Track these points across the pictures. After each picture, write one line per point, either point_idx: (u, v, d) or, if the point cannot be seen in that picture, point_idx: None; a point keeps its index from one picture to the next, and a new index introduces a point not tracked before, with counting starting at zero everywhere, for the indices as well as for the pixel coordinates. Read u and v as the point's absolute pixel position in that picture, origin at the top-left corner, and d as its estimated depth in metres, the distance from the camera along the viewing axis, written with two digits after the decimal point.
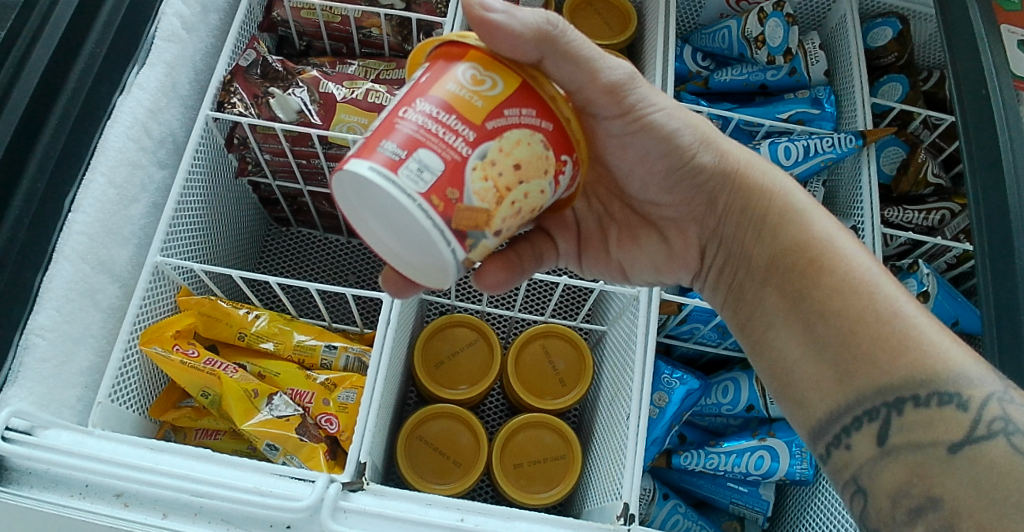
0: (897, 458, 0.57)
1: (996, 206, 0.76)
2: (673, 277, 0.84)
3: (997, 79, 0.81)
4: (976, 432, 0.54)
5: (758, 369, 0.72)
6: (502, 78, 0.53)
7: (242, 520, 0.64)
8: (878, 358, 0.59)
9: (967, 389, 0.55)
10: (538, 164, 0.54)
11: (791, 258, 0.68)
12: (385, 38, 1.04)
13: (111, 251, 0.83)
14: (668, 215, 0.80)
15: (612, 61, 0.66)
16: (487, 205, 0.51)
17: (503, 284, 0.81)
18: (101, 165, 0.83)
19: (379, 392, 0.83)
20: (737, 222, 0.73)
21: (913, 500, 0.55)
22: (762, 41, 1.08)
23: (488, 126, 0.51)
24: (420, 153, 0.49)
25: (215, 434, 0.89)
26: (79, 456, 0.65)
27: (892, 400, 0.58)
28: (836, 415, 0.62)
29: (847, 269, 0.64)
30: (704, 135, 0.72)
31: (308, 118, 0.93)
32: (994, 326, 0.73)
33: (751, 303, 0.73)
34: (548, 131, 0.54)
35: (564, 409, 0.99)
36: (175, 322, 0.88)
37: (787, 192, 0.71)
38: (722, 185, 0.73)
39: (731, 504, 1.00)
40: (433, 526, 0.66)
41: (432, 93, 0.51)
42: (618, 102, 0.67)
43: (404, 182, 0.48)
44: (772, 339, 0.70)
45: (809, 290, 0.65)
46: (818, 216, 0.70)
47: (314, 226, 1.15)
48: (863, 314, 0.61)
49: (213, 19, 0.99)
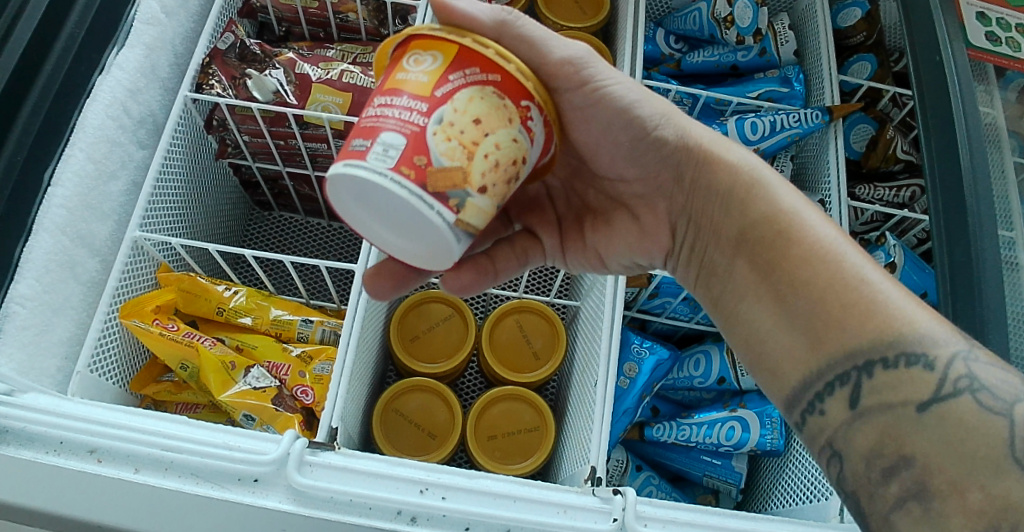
0: (868, 419, 0.53)
1: (953, 168, 0.78)
2: (647, 258, 0.78)
3: (950, 46, 0.84)
4: (942, 391, 0.51)
5: (733, 344, 0.67)
6: (442, 47, 0.53)
7: (210, 475, 0.65)
8: (845, 321, 0.56)
9: (933, 348, 0.52)
10: (498, 116, 0.53)
11: (759, 231, 0.64)
12: (362, 23, 1.06)
13: (91, 225, 0.86)
14: (637, 193, 0.76)
15: (562, 41, 0.63)
16: (459, 163, 0.51)
17: (471, 288, 0.79)
18: (80, 142, 0.85)
19: (351, 361, 0.85)
20: (704, 198, 0.69)
21: (887, 459, 0.52)
22: (732, 21, 1.11)
23: (438, 95, 0.52)
24: (382, 136, 0.50)
25: (194, 408, 0.91)
26: (53, 413, 0.66)
27: (861, 363, 0.54)
28: (808, 382, 0.58)
29: (815, 239, 0.60)
30: (664, 109, 0.69)
31: (284, 98, 0.96)
32: (948, 281, 0.75)
33: (722, 278, 0.69)
34: (499, 82, 0.53)
35: (538, 383, 1.02)
36: (154, 298, 0.90)
37: (750, 165, 0.67)
38: (687, 160, 0.69)
39: (705, 477, 1.02)
40: (397, 479, 0.67)
41: (386, 88, 0.53)
42: (573, 84, 0.64)
43: (373, 163, 0.50)
44: (744, 312, 0.65)
45: (779, 260, 0.61)
46: (784, 187, 0.65)
47: (295, 209, 1.18)
48: (832, 282, 0.57)
49: (192, 6, 1.02)
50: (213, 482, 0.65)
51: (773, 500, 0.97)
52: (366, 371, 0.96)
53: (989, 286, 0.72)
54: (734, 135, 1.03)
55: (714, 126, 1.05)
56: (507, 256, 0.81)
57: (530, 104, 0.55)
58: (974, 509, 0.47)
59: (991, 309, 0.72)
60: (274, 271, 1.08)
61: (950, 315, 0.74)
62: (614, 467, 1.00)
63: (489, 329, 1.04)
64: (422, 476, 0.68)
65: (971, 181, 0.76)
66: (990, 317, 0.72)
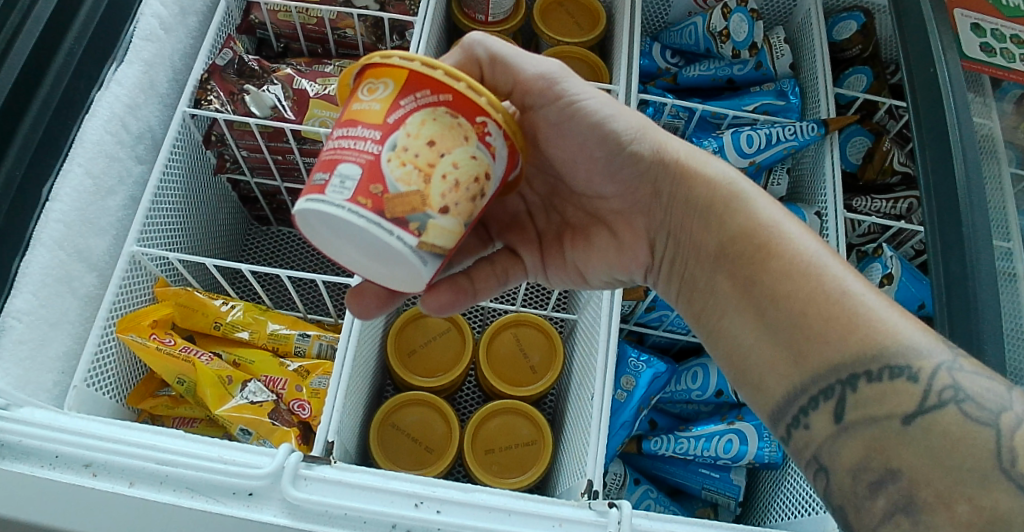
0: (852, 434, 0.53)
1: (946, 181, 0.78)
2: (627, 273, 0.79)
3: (943, 57, 0.84)
4: (927, 402, 0.50)
5: (716, 359, 0.67)
6: (392, 73, 0.54)
7: (205, 487, 0.64)
8: (828, 335, 0.56)
9: (917, 360, 0.52)
10: (453, 135, 0.53)
11: (739, 246, 0.64)
12: (359, 38, 1.07)
13: (89, 240, 0.87)
14: (614, 207, 0.76)
15: (535, 59, 0.68)
16: (415, 187, 0.51)
17: (450, 307, 0.78)
18: (79, 157, 0.86)
19: (346, 376, 0.85)
20: (683, 212, 0.69)
21: (873, 473, 0.51)
22: (727, 35, 1.11)
23: (389, 121, 0.53)
24: (339, 168, 0.52)
25: (191, 422, 0.91)
26: (47, 428, 0.66)
27: (845, 376, 0.54)
28: (793, 395, 0.58)
29: (795, 252, 0.60)
30: (639, 124, 0.70)
31: (282, 113, 0.96)
32: (943, 291, 0.75)
33: (703, 293, 0.69)
34: (451, 101, 0.53)
35: (535, 397, 1.02)
36: (152, 312, 0.90)
37: (728, 179, 0.68)
38: (664, 173, 0.69)
39: (703, 490, 1.01)
40: (392, 493, 0.67)
41: (343, 120, 0.55)
42: (549, 99, 0.68)
43: (332, 197, 0.51)
44: (726, 327, 0.65)
45: (759, 275, 0.61)
46: (762, 199, 0.66)
47: (293, 224, 1.18)
48: (814, 295, 0.57)
49: (192, 22, 1.03)
50: (208, 496, 0.64)
51: (772, 513, 0.96)
52: (364, 384, 0.96)
53: (983, 298, 0.72)
54: (730, 148, 1.03)
55: (709, 140, 1.05)
56: (486, 272, 0.81)
57: (487, 119, 0.54)
58: (962, 520, 0.46)
59: (986, 321, 0.71)
60: (271, 285, 1.09)
61: (945, 329, 0.74)
62: (611, 481, 0.99)
63: (486, 343, 1.05)
64: (418, 489, 0.68)
65: (966, 193, 0.76)
66: (987, 329, 0.71)
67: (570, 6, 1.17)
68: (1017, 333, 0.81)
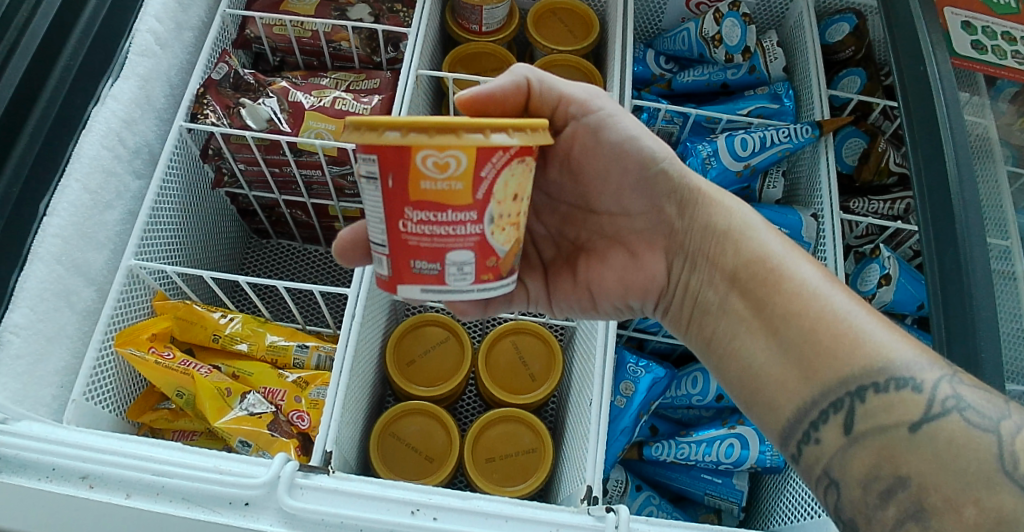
0: (863, 443, 0.53)
1: (939, 174, 0.78)
2: (640, 300, 0.76)
3: (935, 57, 0.84)
4: (931, 411, 0.50)
5: (725, 383, 0.66)
6: (459, 145, 0.52)
7: (201, 498, 0.65)
8: (838, 351, 0.56)
9: (919, 372, 0.53)
10: (525, 178, 0.57)
11: (752, 270, 0.64)
12: (354, 51, 1.08)
13: (87, 254, 0.88)
14: (635, 228, 0.75)
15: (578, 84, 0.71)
16: (514, 239, 0.59)
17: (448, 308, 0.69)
18: (75, 173, 0.87)
19: (344, 385, 0.85)
20: (700, 237, 0.69)
21: (882, 482, 0.51)
22: (720, 40, 1.12)
23: (478, 196, 0.54)
24: (448, 256, 0.56)
25: (192, 435, 0.91)
26: (45, 441, 0.66)
27: (854, 388, 0.54)
28: (803, 412, 0.57)
29: (805, 277, 0.62)
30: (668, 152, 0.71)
31: (277, 126, 0.97)
32: (939, 289, 0.75)
33: (713, 317, 0.68)
34: (522, 152, 0.55)
35: (535, 405, 1.01)
36: (151, 326, 0.90)
37: (742, 213, 0.69)
38: (687, 200, 0.70)
39: (707, 495, 1.01)
40: (391, 501, 0.67)
41: (410, 198, 0.54)
42: (585, 116, 0.70)
43: (457, 284, 0.58)
44: (737, 348, 0.64)
45: (770, 295, 0.62)
46: (776, 234, 0.67)
47: (293, 236, 1.19)
48: (823, 313, 0.58)
49: (188, 37, 1.05)
50: (204, 506, 0.65)
51: (774, 518, 0.96)
52: (364, 392, 0.96)
53: (979, 297, 0.72)
54: (723, 152, 1.04)
55: (703, 144, 1.05)
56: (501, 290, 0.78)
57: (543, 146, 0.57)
58: (970, 523, 0.46)
59: (983, 320, 0.71)
60: (269, 297, 1.09)
61: (942, 331, 0.74)
62: (613, 487, 0.99)
63: (485, 351, 1.05)
64: (415, 496, 0.68)
65: (957, 191, 0.77)
66: (981, 330, 0.71)
67: (564, 15, 1.17)
68: (1016, 337, 0.80)
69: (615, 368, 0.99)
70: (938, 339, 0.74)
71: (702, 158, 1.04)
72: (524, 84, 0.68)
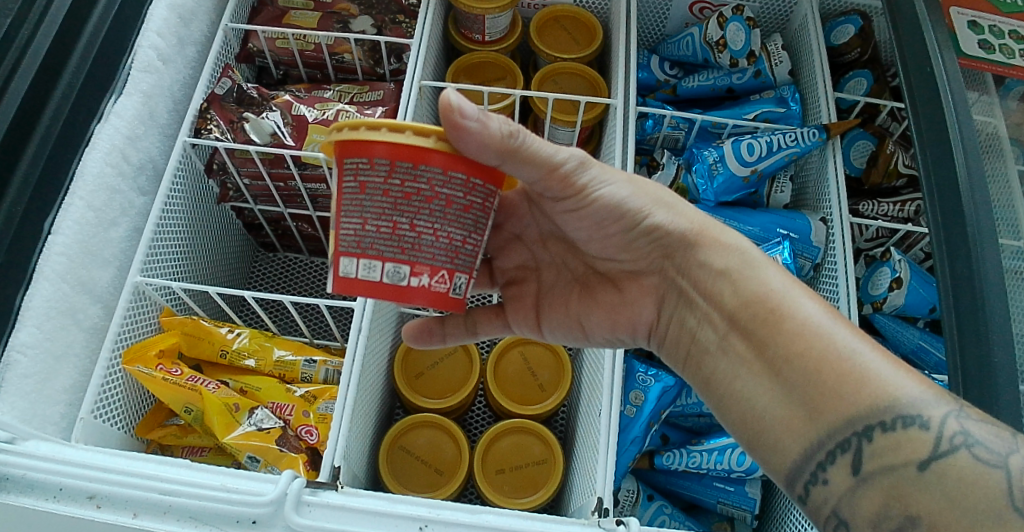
0: (872, 483, 0.54)
1: (948, 177, 0.78)
2: (631, 334, 0.78)
3: (941, 58, 0.84)
4: (939, 448, 0.51)
5: (724, 422, 0.66)
6: None
7: (209, 517, 0.65)
8: (843, 390, 0.56)
9: (926, 409, 0.53)
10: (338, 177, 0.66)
11: (752, 309, 0.64)
12: (358, 63, 1.08)
13: (92, 272, 0.88)
14: (627, 269, 0.76)
15: (561, 151, 0.64)
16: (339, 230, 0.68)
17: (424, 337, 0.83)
18: (79, 190, 0.87)
19: (352, 400, 0.84)
20: (697, 276, 0.69)
21: (893, 521, 0.51)
22: (724, 45, 1.11)
23: None
24: None
25: (200, 451, 0.90)
26: (52, 460, 0.66)
27: (861, 428, 0.55)
28: (810, 453, 0.58)
29: (806, 315, 0.61)
30: (657, 196, 0.71)
31: (281, 139, 0.96)
32: (950, 292, 0.75)
33: (712, 356, 0.67)
34: None
35: (545, 416, 1.00)
36: (158, 342, 0.90)
37: (744, 249, 0.69)
38: (681, 242, 0.70)
39: (719, 504, 1.00)
40: (400, 518, 0.67)
41: None
42: (563, 195, 0.68)
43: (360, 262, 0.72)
44: (738, 390, 0.64)
45: (771, 335, 0.62)
46: (773, 269, 0.66)
47: (299, 250, 1.19)
48: (826, 352, 0.58)
49: (190, 52, 1.05)
50: (212, 525, 0.64)
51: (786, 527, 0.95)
52: (373, 406, 0.96)
53: (993, 302, 0.71)
54: (731, 157, 1.02)
55: (710, 149, 1.04)
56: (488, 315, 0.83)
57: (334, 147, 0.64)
58: None
59: (995, 324, 0.70)
60: (276, 311, 1.10)
61: (955, 335, 0.73)
62: (625, 498, 0.98)
63: (495, 363, 1.04)
64: (423, 512, 0.68)
65: (967, 192, 0.76)
66: (994, 333, 0.70)
67: (566, 22, 1.17)
68: None
69: (625, 377, 0.98)
70: (951, 345, 0.73)
71: (709, 164, 1.03)
72: (511, 139, 0.59)
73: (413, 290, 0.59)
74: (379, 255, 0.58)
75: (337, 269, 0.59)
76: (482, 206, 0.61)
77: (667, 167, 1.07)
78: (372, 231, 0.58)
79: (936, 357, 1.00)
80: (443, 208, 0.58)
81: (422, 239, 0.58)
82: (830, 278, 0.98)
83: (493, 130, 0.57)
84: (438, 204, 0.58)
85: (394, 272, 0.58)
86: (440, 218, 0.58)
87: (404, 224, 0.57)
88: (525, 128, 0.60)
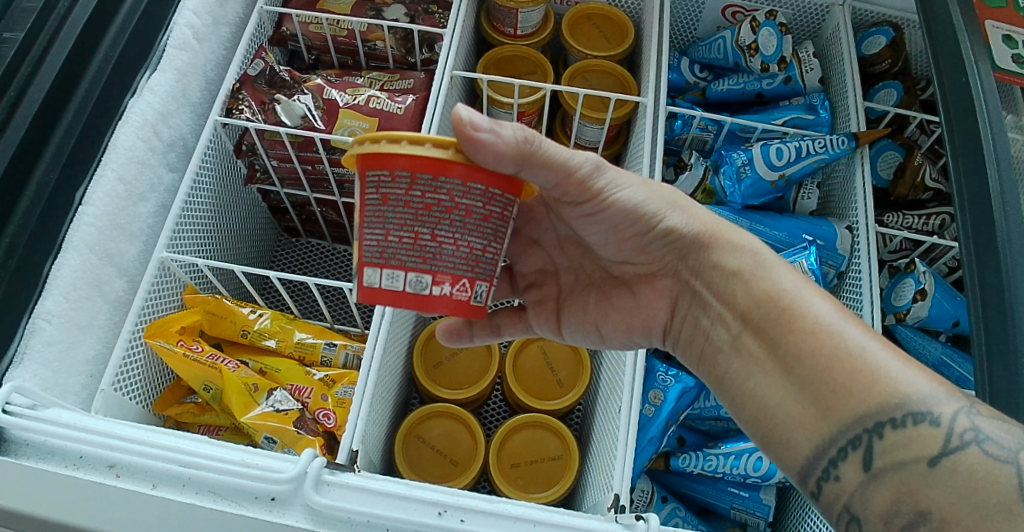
0: (883, 480, 0.53)
1: (980, 189, 0.78)
2: (646, 335, 0.78)
3: (976, 67, 0.84)
4: (950, 444, 0.50)
5: (738, 421, 0.65)
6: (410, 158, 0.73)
7: (227, 491, 0.64)
8: (853, 388, 0.56)
9: (937, 406, 0.53)
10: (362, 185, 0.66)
11: (763, 310, 0.64)
12: (390, 51, 1.08)
13: (120, 245, 0.88)
14: (641, 271, 0.76)
15: (576, 153, 0.64)
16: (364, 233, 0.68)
17: (459, 334, 0.81)
18: (111, 162, 0.88)
19: (370, 395, 0.83)
20: (710, 276, 0.69)
21: (904, 517, 0.51)
22: (756, 49, 1.11)
23: None
24: None
25: (217, 430, 0.90)
26: (74, 429, 0.67)
27: (871, 425, 0.54)
28: (822, 449, 0.57)
29: (817, 314, 0.61)
30: (670, 198, 0.70)
31: (311, 123, 0.97)
32: (979, 305, 0.74)
33: (726, 356, 0.67)
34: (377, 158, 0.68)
35: (563, 410, 1.00)
36: (180, 319, 0.90)
37: (757, 250, 0.68)
38: (693, 244, 0.70)
39: (732, 509, 0.99)
40: (417, 501, 0.66)
41: None
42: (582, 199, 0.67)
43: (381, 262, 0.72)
44: (752, 389, 0.64)
45: (783, 334, 0.61)
46: (784, 270, 0.66)
47: (322, 236, 1.19)
48: (837, 351, 0.57)
49: (225, 33, 1.05)
50: (229, 500, 0.64)
51: None
52: (390, 395, 0.95)
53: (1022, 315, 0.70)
54: (759, 161, 1.02)
55: (739, 152, 1.04)
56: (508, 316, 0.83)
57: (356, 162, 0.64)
58: None
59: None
60: (298, 294, 1.10)
61: (983, 348, 0.72)
62: (638, 498, 0.98)
63: (514, 357, 1.04)
64: (442, 497, 0.67)
65: (999, 201, 0.75)
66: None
67: (598, 21, 1.16)
68: None
69: (644, 376, 0.98)
70: (979, 358, 0.72)
71: (737, 167, 1.02)
72: (525, 144, 0.58)
73: (435, 298, 0.59)
74: (401, 265, 0.58)
75: (362, 279, 0.59)
76: (501, 216, 0.60)
77: (695, 168, 1.08)
78: (394, 242, 0.57)
79: (957, 371, 0.99)
80: (462, 218, 0.58)
81: (443, 248, 0.57)
82: (854, 286, 0.98)
83: (507, 138, 0.56)
84: (456, 215, 0.57)
85: (415, 281, 0.58)
86: (461, 228, 0.58)
87: (425, 235, 0.57)
88: (538, 133, 0.60)
